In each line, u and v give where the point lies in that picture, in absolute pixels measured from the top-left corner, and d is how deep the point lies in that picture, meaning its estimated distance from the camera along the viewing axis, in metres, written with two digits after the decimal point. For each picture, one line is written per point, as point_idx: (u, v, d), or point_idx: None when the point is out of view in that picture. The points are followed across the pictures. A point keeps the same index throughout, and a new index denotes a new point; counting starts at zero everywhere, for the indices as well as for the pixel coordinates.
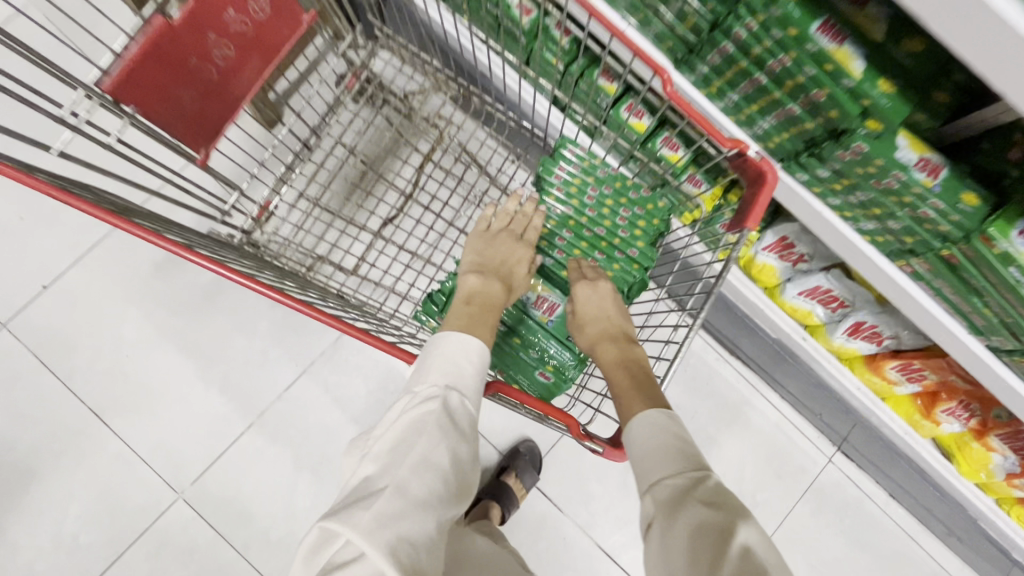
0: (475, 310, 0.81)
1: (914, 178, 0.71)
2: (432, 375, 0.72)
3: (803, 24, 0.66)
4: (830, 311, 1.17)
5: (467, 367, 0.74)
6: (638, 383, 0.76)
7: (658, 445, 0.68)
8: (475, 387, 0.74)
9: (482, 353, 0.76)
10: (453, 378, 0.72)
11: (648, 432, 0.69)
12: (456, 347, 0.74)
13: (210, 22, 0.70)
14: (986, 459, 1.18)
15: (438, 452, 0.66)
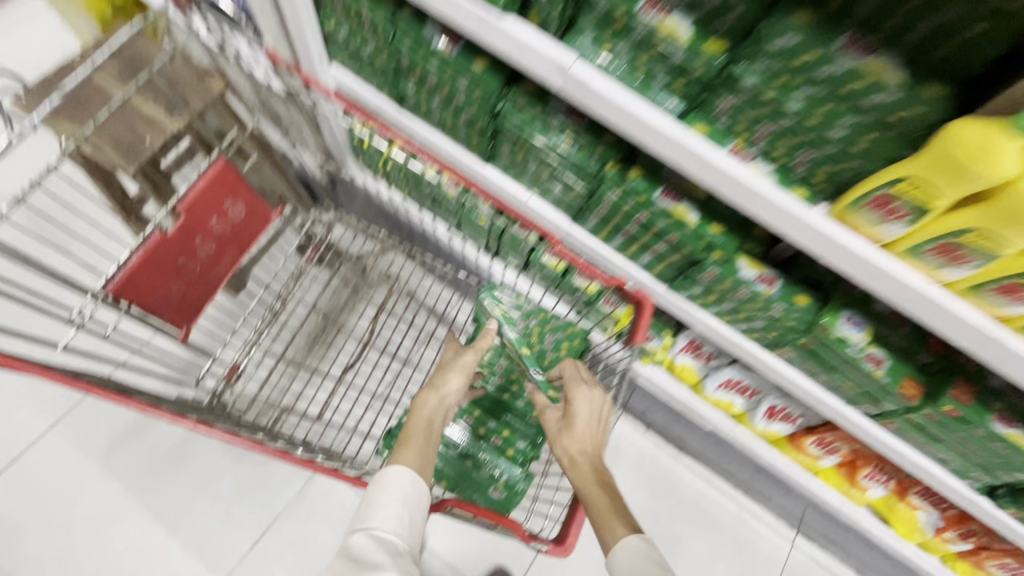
0: (418, 434, 0.87)
1: (757, 290, 0.93)
2: (355, 520, 0.76)
3: (650, 192, 0.91)
4: (748, 400, 1.34)
5: (389, 500, 0.78)
6: (609, 509, 0.83)
7: (636, 566, 0.77)
8: (395, 522, 0.76)
9: (403, 483, 0.80)
10: (375, 511, 0.76)
11: (629, 560, 0.77)
12: (382, 482, 0.80)
13: (198, 230, 0.88)
14: (913, 518, 1.30)
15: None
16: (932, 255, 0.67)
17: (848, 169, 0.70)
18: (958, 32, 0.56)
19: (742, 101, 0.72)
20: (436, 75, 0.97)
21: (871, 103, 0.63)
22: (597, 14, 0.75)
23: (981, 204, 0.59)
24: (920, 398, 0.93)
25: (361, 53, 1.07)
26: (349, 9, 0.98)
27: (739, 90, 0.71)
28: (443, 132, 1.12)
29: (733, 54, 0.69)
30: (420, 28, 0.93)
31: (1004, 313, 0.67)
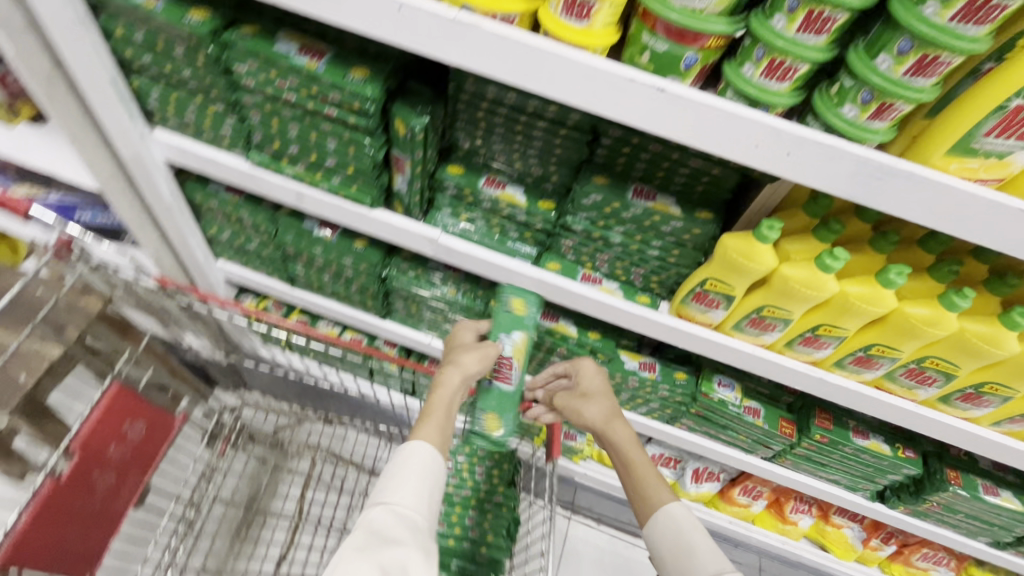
0: (438, 415, 0.80)
1: (644, 376, 1.06)
2: (375, 494, 0.71)
3: None
4: (675, 470, 1.44)
5: (411, 478, 0.72)
6: (648, 481, 0.84)
7: (675, 545, 0.76)
8: (416, 498, 0.70)
9: (426, 456, 0.74)
10: (394, 491, 0.70)
11: (669, 533, 0.77)
12: (406, 457, 0.74)
13: (95, 464, 0.85)
14: (843, 536, 1.42)
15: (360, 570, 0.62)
16: (750, 327, 0.84)
17: (669, 275, 0.89)
18: (703, 176, 0.78)
19: (578, 240, 0.89)
20: (324, 257, 1.07)
21: (668, 229, 0.82)
22: (451, 194, 0.92)
23: (764, 287, 0.78)
24: (796, 433, 1.08)
25: (248, 247, 1.15)
26: (231, 216, 1.07)
27: (574, 233, 0.89)
28: (338, 300, 1.20)
29: (561, 210, 0.88)
30: (301, 221, 1.04)
31: (814, 357, 0.86)
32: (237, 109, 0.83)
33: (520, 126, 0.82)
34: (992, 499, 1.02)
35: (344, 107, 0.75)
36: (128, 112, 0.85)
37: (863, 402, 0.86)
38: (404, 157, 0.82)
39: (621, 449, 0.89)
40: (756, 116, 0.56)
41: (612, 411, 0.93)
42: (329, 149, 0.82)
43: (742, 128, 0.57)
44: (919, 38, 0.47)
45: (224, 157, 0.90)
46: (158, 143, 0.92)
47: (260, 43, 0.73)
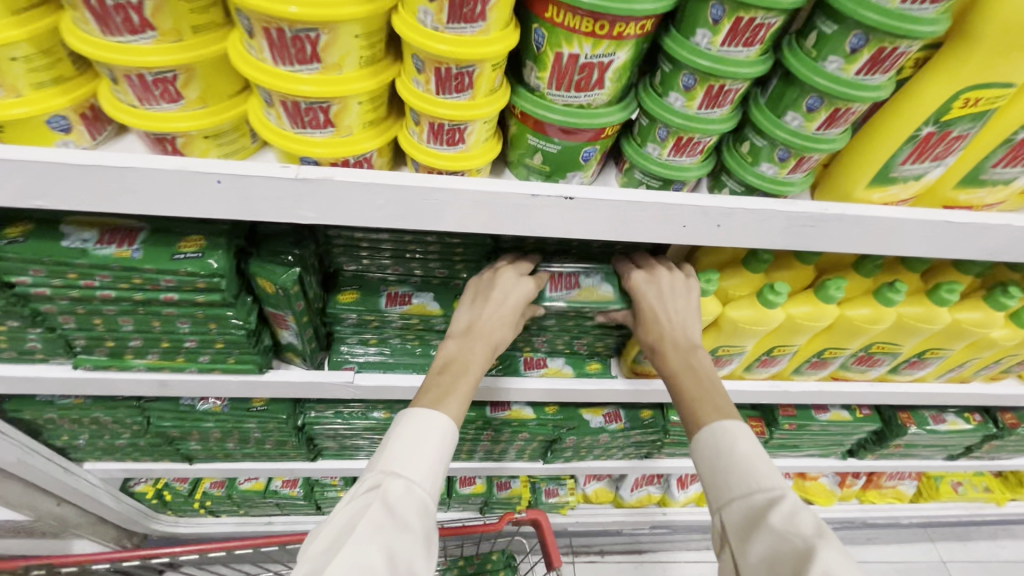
0: (450, 379, 0.63)
1: (612, 429, 0.99)
2: (381, 460, 0.57)
3: (481, 414, 0.94)
4: (660, 484, 1.42)
5: (426, 447, 0.57)
6: (705, 395, 0.64)
7: (723, 462, 0.59)
8: (431, 472, 0.57)
9: (448, 434, 0.58)
10: (399, 463, 0.56)
11: (715, 446, 0.60)
12: (418, 424, 0.59)
13: None
14: (821, 485, 1.49)
15: (368, 554, 0.50)
16: (707, 367, 0.81)
17: (613, 335, 0.83)
18: None
19: None
20: (220, 428, 0.88)
21: None
22: (352, 324, 0.78)
23: (713, 330, 0.74)
24: (766, 429, 1.08)
25: (117, 443, 0.92)
26: (82, 420, 0.85)
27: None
28: (254, 459, 1.01)
29: None
30: (177, 400, 0.85)
31: (771, 373, 0.84)
32: (38, 319, 0.63)
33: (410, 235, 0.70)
34: (942, 428, 1.09)
35: (185, 288, 0.59)
36: None
37: (826, 398, 0.86)
38: (280, 312, 0.67)
39: (681, 356, 0.66)
40: (676, 199, 0.50)
41: (688, 299, 0.68)
42: (183, 331, 0.65)
43: (665, 214, 0.50)
44: (827, 94, 0.43)
45: (40, 374, 0.69)
46: None
47: (37, 246, 0.54)
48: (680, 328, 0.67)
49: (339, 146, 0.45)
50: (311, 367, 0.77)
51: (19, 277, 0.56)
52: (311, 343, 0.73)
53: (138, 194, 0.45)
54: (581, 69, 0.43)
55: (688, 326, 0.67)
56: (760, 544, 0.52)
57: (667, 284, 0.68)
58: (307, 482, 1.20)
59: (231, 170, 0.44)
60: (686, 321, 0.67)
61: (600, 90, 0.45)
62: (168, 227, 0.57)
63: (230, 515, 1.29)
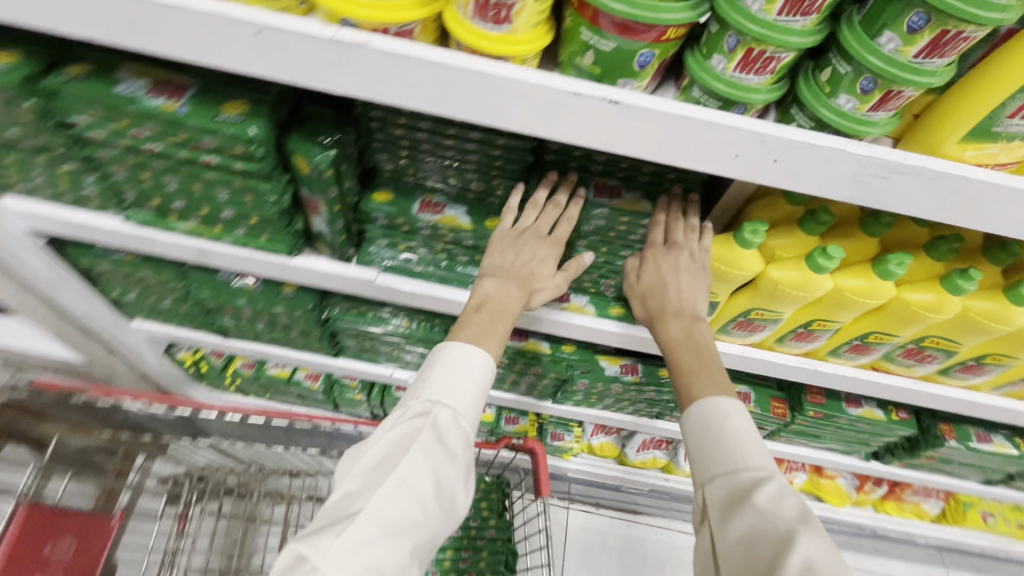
0: (488, 320, 0.71)
1: (626, 381, 0.98)
2: (427, 389, 0.66)
3: None
4: (667, 450, 1.41)
5: (470, 380, 0.68)
6: (698, 370, 0.68)
7: (713, 436, 0.62)
8: (471, 404, 0.67)
9: (487, 367, 0.68)
10: (444, 395, 0.66)
11: (706, 422, 0.64)
12: (462, 360, 0.68)
13: None
14: (837, 485, 1.44)
15: (421, 472, 0.60)
16: (736, 330, 0.77)
17: None
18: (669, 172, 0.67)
19: None
20: (251, 307, 0.92)
21: (637, 235, 0.71)
22: (383, 225, 0.78)
23: (750, 290, 0.70)
24: (788, 412, 1.04)
25: (160, 306, 0.99)
26: (131, 277, 0.91)
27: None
28: (282, 346, 1.07)
29: None
30: (215, 273, 0.89)
31: (805, 350, 0.79)
32: (93, 165, 0.66)
33: (450, 140, 0.68)
34: (985, 448, 1.01)
35: (224, 152, 0.60)
36: None
37: (861, 387, 0.80)
38: (314, 196, 0.68)
39: (684, 329, 0.70)
40: (736, 121, 0.45)
41: (701, 280, 0.67)
42: (221, 200, 0.67)
43: (720, 138, 0.46)
44: (936, 9, 0.37)
45: (94, 221, 0.74)
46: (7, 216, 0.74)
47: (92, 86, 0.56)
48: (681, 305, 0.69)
49: (381, 11, 0.43)
50: (338, 260, 0.79)
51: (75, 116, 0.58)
52: (340, 234, 0.74)
53: (181, 37, 0.45)
54: None
55: (693, 304, 0.69)
56: (740, 520, 0.54)
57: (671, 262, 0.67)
58: (328, 379, 1.26)
59: (270, 22, 0.43)
60: (695, 297, 0.69)
61: None
62: (214, 88, 0.58)
63: (257, 397, 1.38)
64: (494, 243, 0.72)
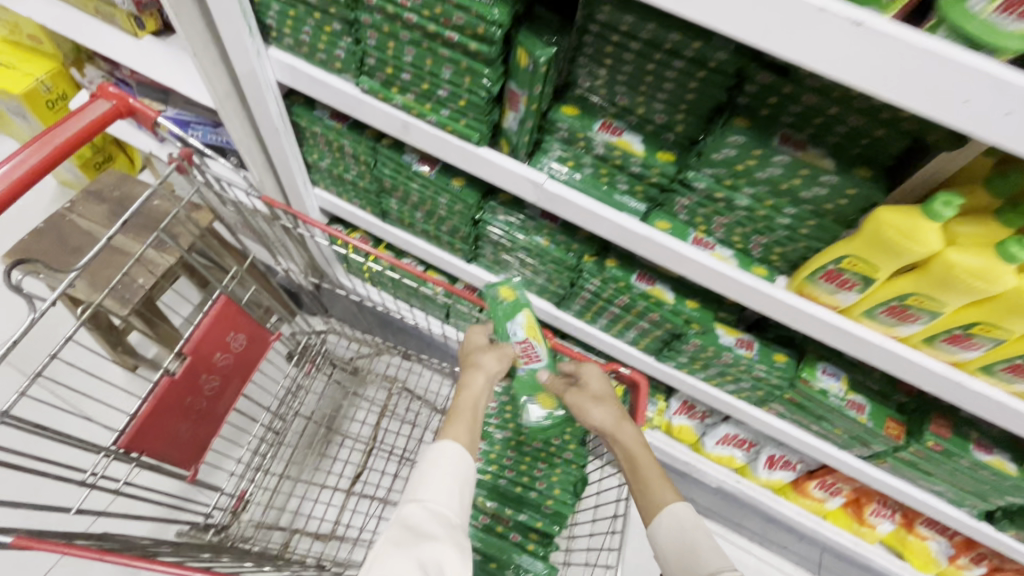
0: (460, 413, 0.80)
1: (739, 353, 1.01)
2: (405, 491, 0.69)
3: (627, 278, 0.99)
4: (746, 453, 1.39)
5: (442, 475, 0.70)
6: (652, 479, 0.77)
7: (678, 542, 0.70)
8: (447, 498, 0.68)
9: (453, 453, 0.72)
10: (423, 491, 0.68)
11: (669, 529, 0.71)
12: (433, 458, 0.72)
13: (205, 367, 0.91)
14: (927, 549, 1.33)
15: (400, 566, 0.60)
16: (885, 316, 0.75)
17: (789, 246, 0.79)
18: (863, 133, 0.67)
19: (697, 199, 0.81)
20: (420, 192, 1.05)
21: (807, 188, 0.71)
22: (562, 137, 0.85)
23: (917, 270, 0.68)
24: (904, 437, 0.99)
25: (344, 175, 1.14)
26: (333, 143, 1.07)
27: (693, 192, 0.81)
28: (428, 240, 1.20)
29: (684, 164, 0.80)
30: (400, 154, 1.02)
31: (955, 356, 0.75)
32: (355, 29, 0.79)
33: (653, 65, 0.73)
34: None
35: (466, 31, 0.70)
36: (249, 25, 0.86)
37: (1004, 418, 0.75)
38: (520, 90, 0.76)
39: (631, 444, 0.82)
40: (964, 55, 0.46)
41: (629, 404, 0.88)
42: (444, 79, 0.78)
43: (929, 64, 0.47)
44: None
45: (333, 80, 0.89)
46: (272, 62, 0.92)
47: None
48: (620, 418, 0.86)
49: None
50: (516, 160, 0.88)
51: None
52: (527, 133, 0.82)
53: None
54: None
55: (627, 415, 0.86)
56: None
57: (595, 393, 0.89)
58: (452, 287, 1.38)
59: None
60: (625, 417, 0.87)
61: None
62: None
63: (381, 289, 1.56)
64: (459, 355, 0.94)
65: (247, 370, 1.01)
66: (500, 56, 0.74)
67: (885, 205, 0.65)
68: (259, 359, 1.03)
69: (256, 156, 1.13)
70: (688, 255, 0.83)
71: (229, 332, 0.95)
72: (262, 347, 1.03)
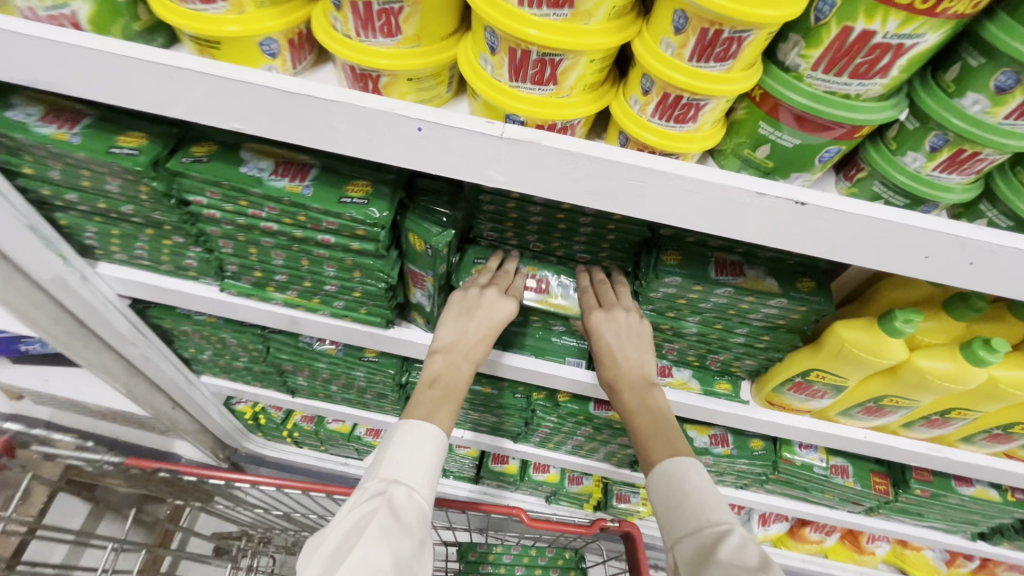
0: (437, 397, 0.64)
1: (717, 453, 0.94)
2: (381, 467, 0.58)
3: (585, 409, 0.88)
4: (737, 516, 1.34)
5: (422, 455, 0.59)
6: (658, 430, 0.64)
7: (675, 495, 0.58)
8: (430, 480, 0.58)
9: (439, 440, 0.60)
10: (405, 470, 0.58)
11: (663, 481, 0.60)
12: (413, 434, 0.60)
13: None
14: (925, 558, 1.33)
15: (377, 555, 0.51)
16: (861, 414, 0.71)
17: (749, 358, 0.74)
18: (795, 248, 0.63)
19: None
20: (330, 369, 0.90)
21: (756, 310, 0.66)
22: None
23: (886, 374, 0.64)
24: (891, 489, 0.97)
25: (233, 363, 0.96)
26: (210, 337, 0.89)
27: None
28: (352, 405, 1.04)
29: None
30: (296, 336, 0.87)
31: (933, 433, 0.73)
32: (203, 241, 0.64)
33: (563, 219, 0.65)
34: None
35: (343, 233, 0.57)
36: (60, 251, 0.68)
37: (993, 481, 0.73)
38: (421, 271, 0.65)
39: (636, 395, 0.67)
40: (917, 217, 0.41)
41: (640, 339, 0.67)
42: (328, 275, 0.65)
43: (884, 230, 0.41)
44: None
45: (190, 289, 0.72)
46: (106, 279, 0.74)
47: (222, 166, 0.54)
48: (634, 362, 0.67)
49: (543, 107, 0.40)
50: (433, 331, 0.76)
51: (194, 196, 0.57)
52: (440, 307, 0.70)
53: (312, 123, 0.43)
54: (873, 42, 0.34)
55: (642, 364, 0.67)
56: None
57: (619, 326, 0.66)
58: None
59: (433, 116, 0.41)
60: (641, 358, 0.67)
61: (888, 80, 0.36)
62: (336, 169, 0.56)
63: (310, 449, 1.35)
64: (447, 311, 0.67)
65: None
66: (390, 242, 0.63)
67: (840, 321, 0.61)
68: None
69: (116, 370, 0.92)
70: None
71: None
72: None
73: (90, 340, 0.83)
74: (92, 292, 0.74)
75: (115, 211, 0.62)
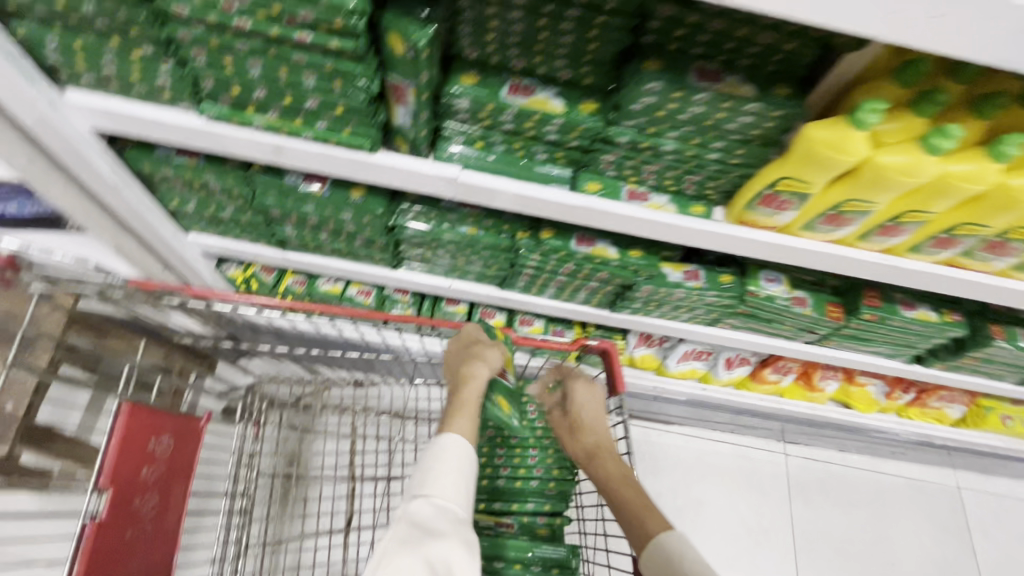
0: (457, 407, 0.74)
1: (689, 287, 1.00)
2: (413, 486, 0.63)
3: (567, 246, 0.94)
4: (705, 362, 1.46)
5: (449, 470, 0.64)
6: (639, 502, 0.73)
7: (665, 561, 0.66)
8: (458, 491, 0.62)
9: (461, 455, 0.65)
10: (423, 488, 0.62)
11: (654, 556, 0.67)
12: (436, 448, 0.67)
13: (134, 489, 0.76)
14: (866, 393, 1.50)
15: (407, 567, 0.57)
16: (823, 225, 0.77)
17: (719, 179, 0.78)
18: (776, 49, 0.64)
19: (621, 154, 0.76)
20: (318, 214, 0.91)
21: (733, 119, 0.68)
22: (462, 121, 0.75)
23: (848, 177, 0.68)
24: (844, 316, 1.06)
25: (220, 214, 0.97)
26: (193, 184, 0.89)
27: (618, 147, 0.75)
28: (341, 257, 1.07)
29: (606, 117, 0.72)
30: (281, 178, 0.87)
31: (886, 244, 0.79)
32: (172, 50, 0.62)
33: (546, 18, 0.63)
34: None
35: (320, 27, 0.56)
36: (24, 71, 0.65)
37: (931, 282, 0.83)
38: (404, 82, 0.64)
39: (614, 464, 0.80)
40: None
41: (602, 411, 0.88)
42: (308, 87, 0.64)
43: None
44: None
45: (171, 115, 0.71)
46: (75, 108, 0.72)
47: None
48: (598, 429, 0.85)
49: None
50: (419, 159, 0.77)
51: None
52: (424, 126, 0.71)
53: None
54: None
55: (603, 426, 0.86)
56: None
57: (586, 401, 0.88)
58: (380, 293, 1.26)
59: None
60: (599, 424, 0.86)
61: None
62: None
63: None
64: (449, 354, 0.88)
65: (187, 469, 0.88)
66: (370, 46, 0.61)
67: (812, 121, 0.63)
68: (197, 451, 0.90)
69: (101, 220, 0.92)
70: (625, 212, 0.79)
71: (151, 437, 0.80)
72: (194, 438, 0.89)
73: (68, 185, 0.82)
74: (63, 120, 0.71)
75: (79, 14, 0.59)
